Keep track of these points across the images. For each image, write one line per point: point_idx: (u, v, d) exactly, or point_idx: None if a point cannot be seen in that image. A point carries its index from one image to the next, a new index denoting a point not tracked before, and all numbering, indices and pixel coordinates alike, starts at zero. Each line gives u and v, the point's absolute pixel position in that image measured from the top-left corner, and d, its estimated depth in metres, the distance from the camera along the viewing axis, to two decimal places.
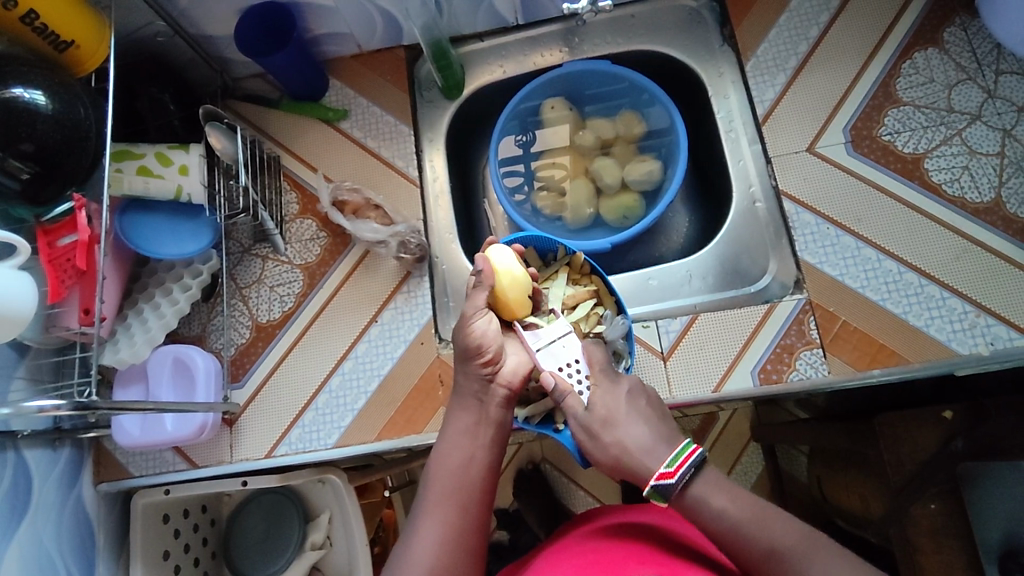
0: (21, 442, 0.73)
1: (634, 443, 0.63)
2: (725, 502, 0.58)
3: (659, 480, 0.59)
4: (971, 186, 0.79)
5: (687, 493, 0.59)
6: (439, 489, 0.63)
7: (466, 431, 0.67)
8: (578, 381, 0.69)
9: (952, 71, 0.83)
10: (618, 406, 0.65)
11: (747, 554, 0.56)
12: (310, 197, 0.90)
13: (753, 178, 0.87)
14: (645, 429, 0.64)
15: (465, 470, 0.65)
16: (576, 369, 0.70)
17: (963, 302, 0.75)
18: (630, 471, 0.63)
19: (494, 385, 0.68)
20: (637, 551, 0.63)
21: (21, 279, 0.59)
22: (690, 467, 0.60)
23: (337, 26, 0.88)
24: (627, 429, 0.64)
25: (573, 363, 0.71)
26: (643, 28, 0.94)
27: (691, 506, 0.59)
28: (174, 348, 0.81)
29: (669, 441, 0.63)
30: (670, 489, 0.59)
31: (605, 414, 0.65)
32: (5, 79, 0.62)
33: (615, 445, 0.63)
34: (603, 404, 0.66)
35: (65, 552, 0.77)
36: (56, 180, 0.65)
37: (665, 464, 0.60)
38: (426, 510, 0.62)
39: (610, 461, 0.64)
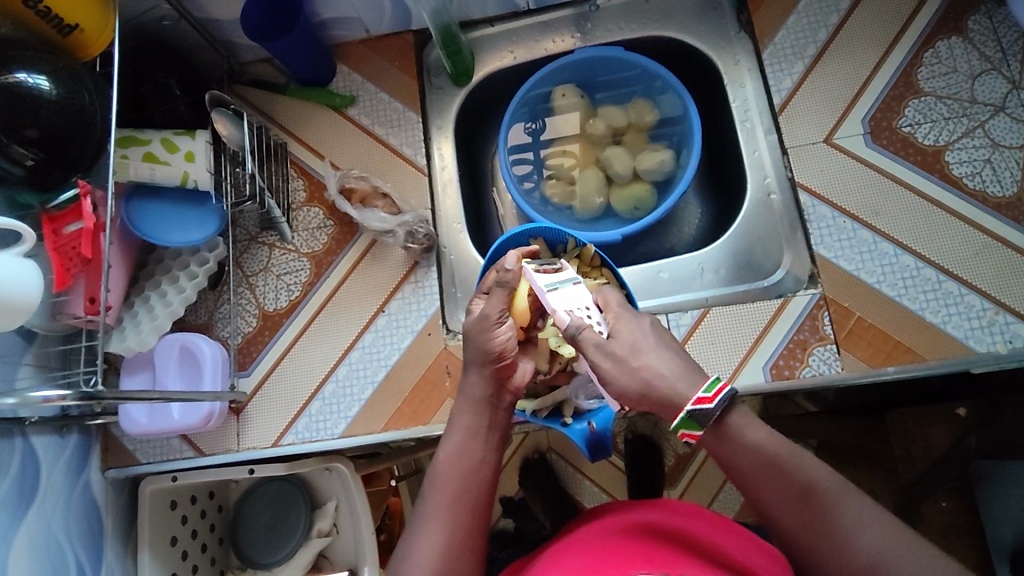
0: (30, 428, 0.73)
1: (665, 370, 0.58)
2: (762, 436, 0.56)
3: (697, 406, 0.56)
4: (993, 179, 0.77)
5: (725, 423, 0.56)
6: (445, 481, 0.63)
7: (472, 430, 0.66)
8: (593, 320, 0.63)
9: (976, 60, 0.80)
10: (643, 337, 0.61)
11: (771, 498, 0.55)
12: (317, 185, 0.88)
13: (768, 169, 0.85)
14: (672, 357, 0.60)
15: (475, 471, 0.64)
16: (591, 313, 0.64)
17: (982, 298, 0.74)
18: (656, 400, 0.58)
19: (504, 390, 0.68)
20: (642, 551, 0.62)
21: (25, 267, 0.59)
22: (726, 396, 0.56)
23: (345, 10, 0.86)
24: (655, 359, 0.59)
25: (585, 307, 0.65)
26: (657, 14, 0.92)
27: (727, 435, 0.56)
28: (180, 336, 0.80)
29: (695, 379, 0.58)
30: (708, 417, 0.56)
31: (631, 341, 0.61)
32: (9, 63, 0.61)
33: (643, 370, 0.58)
34: (627, 333, 0.61)
35: (72, 536, 0.77)
36: (61, 165, 0.64)
37: (704, 388, 0.56)
38: (433, 507, 0.62)
39: (638, 388, 0.58)
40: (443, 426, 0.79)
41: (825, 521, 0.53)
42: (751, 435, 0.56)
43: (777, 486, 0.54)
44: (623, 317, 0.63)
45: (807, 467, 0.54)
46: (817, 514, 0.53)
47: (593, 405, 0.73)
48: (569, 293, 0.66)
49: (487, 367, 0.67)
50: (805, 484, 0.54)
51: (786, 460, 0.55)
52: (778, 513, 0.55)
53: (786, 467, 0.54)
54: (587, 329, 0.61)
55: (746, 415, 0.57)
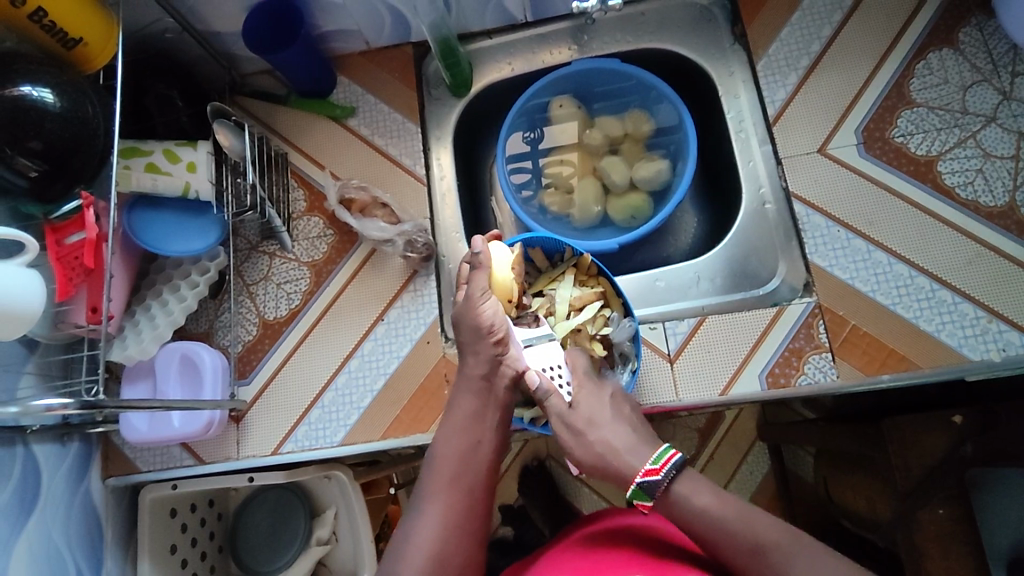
0: (31, 437, 0.73)
1: (617, 442, 0.66)
2: (709, 501, 0.61)
3: (646, 477, 0.63)
4: (985, 189, 0.78)
5: (671, 491, 0.63)
6: (443, 463, 0.67)
7: (470, 415, 0.69)
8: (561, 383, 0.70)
9: (967, 72, 0.82)
10: (602, 409, 0.68)
11: (730, 553, 0.59)
12: (317, 195, 0.89)
13: (763, 179, 0.86)
14: (627, 431, 0.67)
15: (472, 453, 0.68)
16: (560, 375, 0.71)
17: (976, 307, 0.75)
18: (612, 470, 0.65)
19: (505, 370, 0.70)
20: (636, 556, 0.63)
21: (29, 277, 0.59)
22: (672, 466, 0.64)
23: (345, 23, 0.87)
24: (611, 432, 0.67)
25: (556, 367, 0.71)
26: (653, 26, 0.93)
27: (673, 504, 0.62)
28: (181, 345, 0.81)
29: (650, 443, 0.67)
30: (655, 487, 0.63)
31: (590, 413, 0.68)
32: (14, 76, 0.62)
33: (598, 443, 0.66)
34: (586, 405, 0.68)
35: (72, 545, 0.77)
36: (65, 177, 0.65)
37: (651, 461, 0.64)
38: (432, 489, 0.66)
39: (592, 458, 0.66)
40: None
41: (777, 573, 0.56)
42: (696, 501, 0.61)
43: (731, 546, 0.59)
44: (587, 386, 0.70)
45: (755, 527, 0.58)
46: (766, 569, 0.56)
47: None
48: (543, 352, 0.71)
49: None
50: (754, 542, 0.58)
51: (731, 522, 0.59)
52: (738, 567, 0.59)
53: (733, 528, 0.59)
54: (556, 395, 0.68)
55: (691, 482, 0.63)
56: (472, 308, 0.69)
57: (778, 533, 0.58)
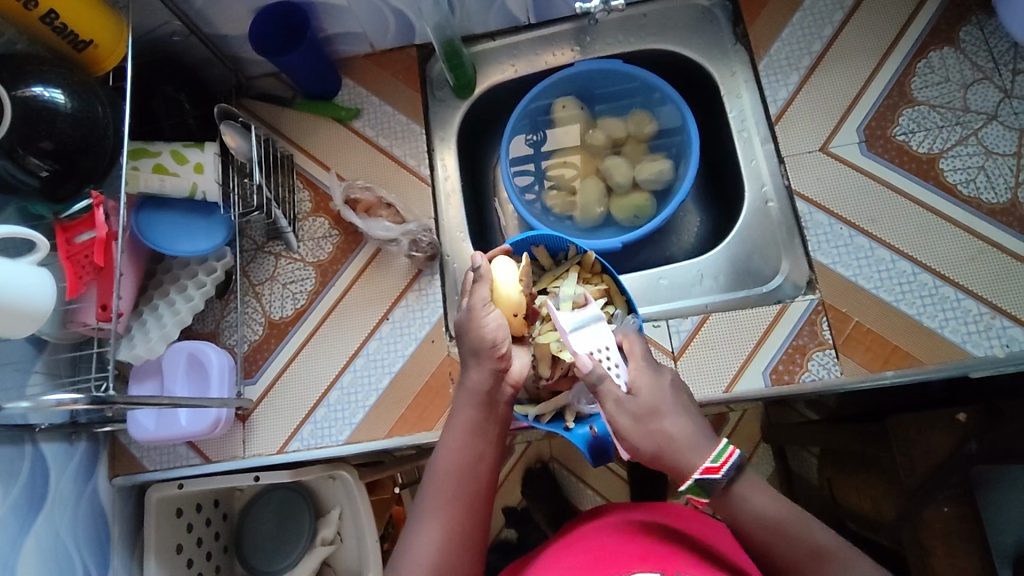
0: (39, 435, 0.74)
1: (679, 433, 0.60)
2: (767, 503, 0.59)
3: (706, 473, 0.59)
4: (987, 186, 0.78)
5: (731, 492, 0.59)
6: (443, 479, 0.65)
7: (471, 428, 0.67)
8: (613, 367, 0.66)
9: (968, 70, 0.82)
10: (662, 397, 0.63)
11: (782, 556, 0.57)
12: (322, 196, 0.90)
13: (765, 177, 0.86)
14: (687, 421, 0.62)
15: (473, 467, 0.66)
16: (610, 357, 0.67)
17: (979, 303, 0.75)
18: (668, 463, 0.60)
19: (502, 383, 0.70)
20: (641, 548, 0.63)
21: (39, 275, 0.60)
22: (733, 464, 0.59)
23: (350, 26, 0.88)
24: (672, 422, 0.61)
25: (606, 349, 0.67)
26: (655, 27, 0.94)
27: (732, 504, 0.59)
28: (188, 344, 0.81)
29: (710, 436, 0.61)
30: (714, 485, 0.59)
31: (651, 403, 0.62)
32: (25, 77, 0.63)
33: (660, 434, 0.60)
34: (646, 392, 0.63)
35: (80, 543, 0.78)
36: (74, 177, 0.66)
37: (711, 458, 0.59)
38: (431, 505, 0.64)
39: (653, 450, 0.60)
40: None
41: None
42: (755, 502, 0.59)
43: (785, 549, 0.57)
44: (643, 372, 0.65)
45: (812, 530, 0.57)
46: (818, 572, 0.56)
47: (594, 410, 0.74)
48: (589, 335, 0.68)
49: (487, 363, 0.69)
50: (811, 546, 0.56)
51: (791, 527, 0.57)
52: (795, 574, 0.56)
53: (794, 532, 0.57)
54: (609, 380, 0.62)
55: (749, 483, 0.60)
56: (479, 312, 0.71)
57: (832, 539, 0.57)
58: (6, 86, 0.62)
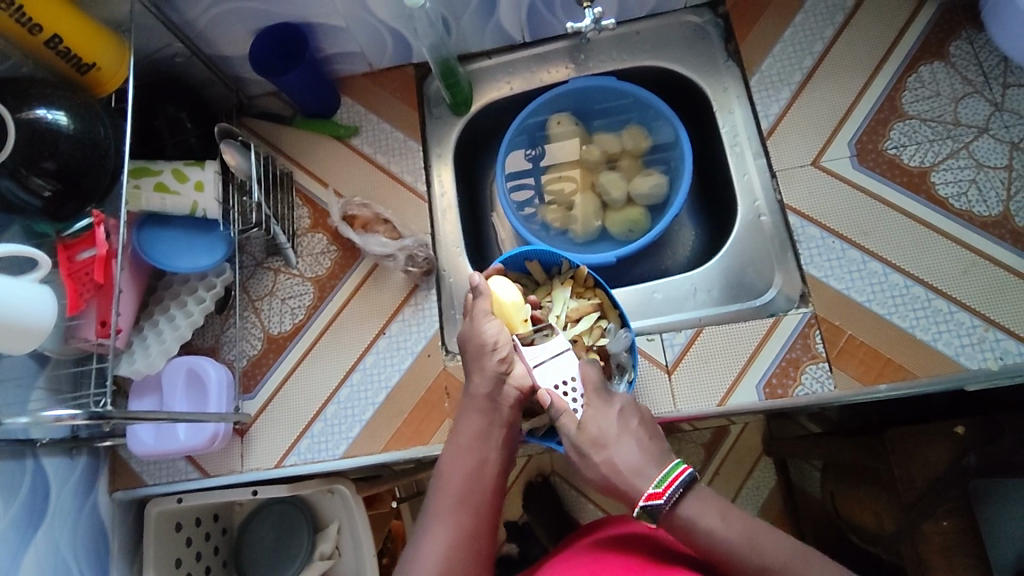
0: (41, 449, 0.75)
1: (624, 463, 0.65)
2: (716, 523, 0.60)
3: (649, 500, 0.62)
4: (978, 200, 0.79)
5: (678, 513, 0.61)
6: (449, 485, 0.66)
7: (476, 433, 0.69)
8: (575, 400, 0.70)
9: (959, 84, 0.83)
10: (609, 429, 0.67)
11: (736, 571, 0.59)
12: (321, 212, 0.91)
13: (758, 192, 0.87)
14: (635, 449, 0.66)
15: (478, 474, 0.67)
16: (574, 388, 0.70)
17: (972, 316, 0.75)
18: (620, 491, 0.65)
19: (507, 386, 0.70)
20: (633, 565, 0.64)
21: (40, 291, 0.62)
22: (678, 486, 0.62)
23: (349, 46, 0.90)
24: (620, 451, 0.66)
25: (569, 380, 0.71)
26: (648, 44, 0.95)
27: (680, 525, 0.61)
28: (187, 359, 0.82)
29: (659, 461, 0.65)
30: (660, 510, 0.61)
31: (596, 435, 0.67)
32: (29, 100, 0.64)
33: (606, 464, 0.65)
34: (594, 425, 0.67)
35: (80, 557, 0.79)
36: (76, 197, 0.67)
37: (654, 484, 0.63)
38: (437, 512, 0.65)
39: (601, 480, 0.66)
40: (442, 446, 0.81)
41: None
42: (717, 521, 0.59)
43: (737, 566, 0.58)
44: (594, 405, 0.69)
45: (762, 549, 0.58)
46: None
47: None
48: (557, 367, 0.72)
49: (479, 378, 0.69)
50: (759, 565, 0.57)
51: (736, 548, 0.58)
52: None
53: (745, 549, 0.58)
54: (566, 415, 0.68)
55: (697, 504, 0.61)
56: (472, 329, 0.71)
57: (807, 552, 0.56)
58: (11, 108, 0.63)
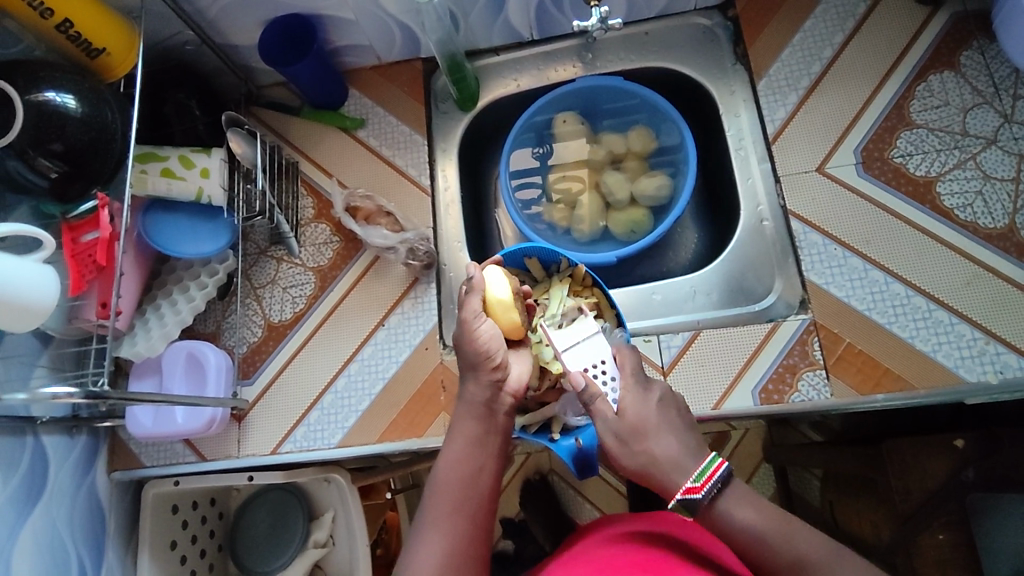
0: (41, 427, 0.76)
1: (661, 453, 0.61)
2: (751, 516, 0.59)
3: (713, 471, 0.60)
4: (984, 211, 0.78)
5: (715, 505, 0.59)
6: (444, 490, 0.65)
7: (472, 438, 0.68)
8: (606, 383, 0.68)
9: (968, 94, 0.82)
10: (648, 417, 0.63)
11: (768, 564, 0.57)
12: (324, 202, 0.92)
13: (761, 197, 0.87)
14: (674, 440, 0.62)
15: (473, 479, 0.66)
16: (605, 371, 0.69)
17: (973, 328, 0.74)
18: (656, 482, 0.62)
19: (502, 393, 0.71)
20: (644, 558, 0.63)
21: (44, 271, 0.63)
22: (717, 482, 0.59)
23: (358, 39, 0.90)
24: (663, 441, 0.62)
25: (601, 364, 0.70)
26: (656, 45, 0.95)
27: (715, 517, 0.59)
28: (188, 343, 0.83)
29: (697, 454, 0.62)
30: (697, 504, 0.59)
31: (636, 424, 0.63)
32: (39, 83, 0.65)
33: (644, 455, 0.61)
34: (634, 413, 0.63)
35: (76, 535, 0.80)
36: (82, 178, 0.68)
37: (693, 478, 0.59)
38: (432, 517, 0.64)
39: (637, 469, 0.62)
40: (437, 439, 0.82)
41: None
42: (739, 515, 0.59)
43: (770, 558, 0.57)
44: (631, 391, 0.65)
45: (796, 539, 0.57)
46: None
47: (581, 423, 0.74)
48: (587, 350, 0.71)
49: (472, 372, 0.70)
50: (784, 562, 0.56)
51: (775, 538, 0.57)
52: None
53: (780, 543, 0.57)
54: (599, 400, 0.65)
55: (735, 495, 0.60)
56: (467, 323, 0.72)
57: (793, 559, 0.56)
58: (20, 90, 0.65)
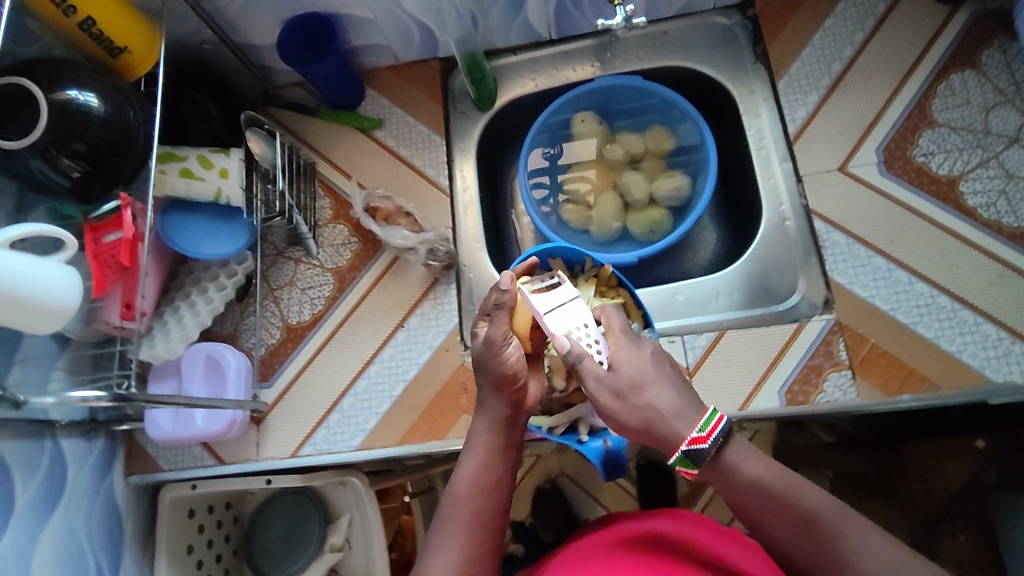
0: (60, 431, 0.75)
1: (650, 412, 0.59)
2: (760, 470, 0.59)
3: (693, 445, 0.58)
4: (1007, 211, 0.78)
5: (722, 459, 0.59)
6: (462, 502, 0.65)
7: (491, 450, 0.68)
8: (594, 347, 0.66)
9: (990, 93, 0.82)
10: (643, 369, 0.62)
11: (777, 522, 0.58)
12: (343, 203, 0.92)
13: (784, 196, 0.86)
14: (672, 392, 0.61)
15: (492, 492, 0.66)
16: (590, 335, 0.67)
17: (998, 328, 0.74)
18: (656, 439, 0.60)
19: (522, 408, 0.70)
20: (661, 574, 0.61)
21: (67, 272, 0.62)
22: (720, 434, 0.59)
23: (376, 38, 0.90)
24: (658, 394, 0.61)
25: (584, 326, 0.67)
26: (675, 45, 0.94)
27: (724, 471, 0.59)
28: (207, 346, 0.82)
29: (697, 407, 0.61)
30: (703, 456, 0.58)
31: (632, 376, 0.62)
32: (61, 80, 0.64)
33: (645, 408, 0.60)
34: (627, 366, 0.62)
35: (95, 539, 0.79)
36: (105, 178, 0.67)
37: (698, 428, 0.59)
38: (448, 530, 0.64)
39: (640, 426, 0.60)
40: (458, 442, 0.81)
41: (829, 542, 0.55)
42: (749, 469, 0.58)
43: (780, 515, 0.57)
44: (622, 346, 0.65)
45: (803, 495, 0.58)
46: (808, 535, 0.56)
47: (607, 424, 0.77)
48: (568, 314, 0.69)
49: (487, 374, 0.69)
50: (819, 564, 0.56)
51: (783, 491, 0.57)
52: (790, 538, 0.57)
53: (785, 497, 0.57)
54: (588, 358, 0.63)
55: (742, 449, 0.59)
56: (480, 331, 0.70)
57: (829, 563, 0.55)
58: (43, 88, 0.63)
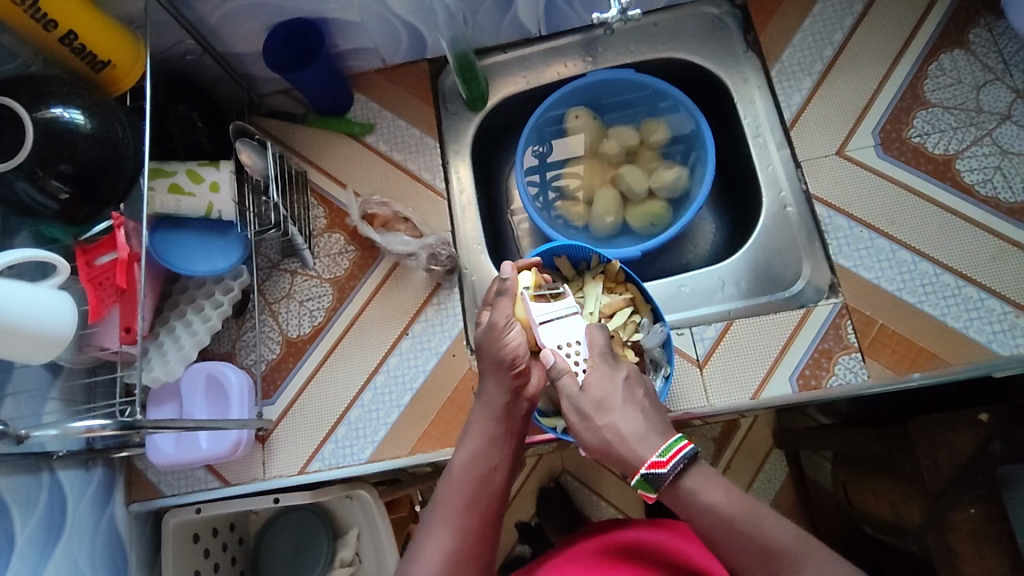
0: (57, 462, 0.72)
1: (627, 428, 0.61)
2: (719, 497, 0.56)
3: (651, 470, 0.57)
4: (1004, 186, 0.79)
5: (679, 486, 0.57)
6: (457, 488, 0.63)
7: (490, 437, 0.66)
8: (577, 363, 0.68)
9: (979, 71, 0.83)
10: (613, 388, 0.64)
11: (737, 553, 0.54)
12: (338, 212, 0.89)
13: (783, 182, 0.86)
14: (638, 415, 0.62)
15: (489, 478, 0.64)
16: (577, 353, 0.69)
17: (1002, 302, 0.75)
18: (619, 458, 0.60)
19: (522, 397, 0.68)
20: None
21: (60, 297, 0.59)
22: (683, 458, 0.57)
23: (363, 42, 0.88)
24: (619, 416, 0.62)
25: (574, 343, 0.69)
26: (666, 36, 0.94)
27: (683, 497, 0.57)
28: (207, 365, 0.80)
29: (666, 431, 0.60)
30: (660, 481, 0.57)
31: (600, 394, 0.63)
32: (45, 98, 0.62)
33: (606, 430, 0.61)
34: (597, 387, 0.64)
35: (99, 571, 0.76)
36: (92, 199, 0.64)
37: (658, 452, 0.58)
38: (442, 519, 0.61)
39: (601, 444, 0.62)
40: None
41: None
42: (707, 496, 0.56)
43: (739, 545, 0.54)
44: (600, 367, 0.66)
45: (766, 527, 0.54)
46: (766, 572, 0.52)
47: None
48: (563, 327, 0.70)
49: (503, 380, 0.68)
50: None
51: (742, 521, 0.54)
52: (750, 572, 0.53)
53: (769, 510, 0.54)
54: (568, 376, 0.66)
55: (703, 475, 0.57)
56: (492, 334, 0.69)
57: None
58: (27, 107, 0.61)
